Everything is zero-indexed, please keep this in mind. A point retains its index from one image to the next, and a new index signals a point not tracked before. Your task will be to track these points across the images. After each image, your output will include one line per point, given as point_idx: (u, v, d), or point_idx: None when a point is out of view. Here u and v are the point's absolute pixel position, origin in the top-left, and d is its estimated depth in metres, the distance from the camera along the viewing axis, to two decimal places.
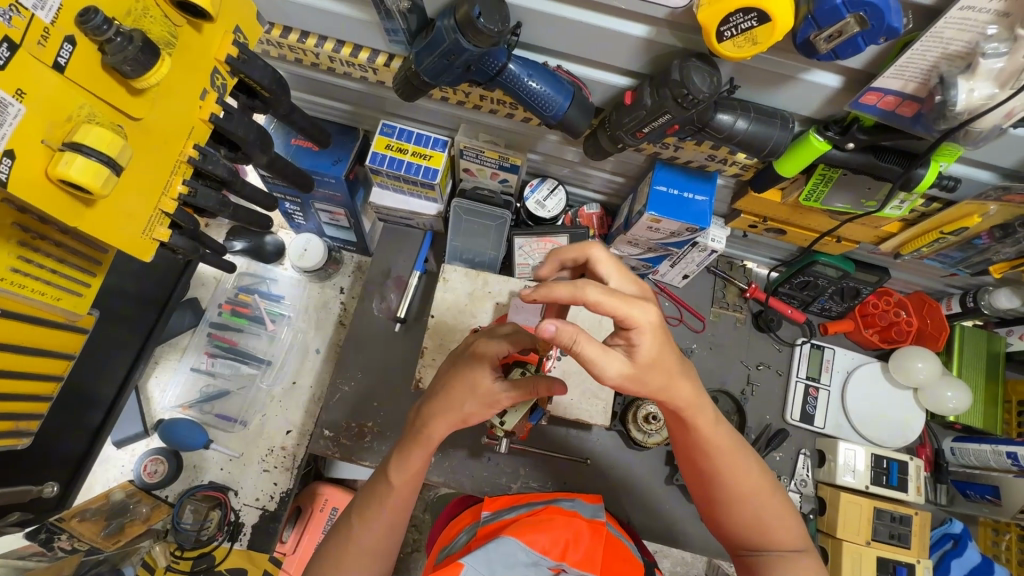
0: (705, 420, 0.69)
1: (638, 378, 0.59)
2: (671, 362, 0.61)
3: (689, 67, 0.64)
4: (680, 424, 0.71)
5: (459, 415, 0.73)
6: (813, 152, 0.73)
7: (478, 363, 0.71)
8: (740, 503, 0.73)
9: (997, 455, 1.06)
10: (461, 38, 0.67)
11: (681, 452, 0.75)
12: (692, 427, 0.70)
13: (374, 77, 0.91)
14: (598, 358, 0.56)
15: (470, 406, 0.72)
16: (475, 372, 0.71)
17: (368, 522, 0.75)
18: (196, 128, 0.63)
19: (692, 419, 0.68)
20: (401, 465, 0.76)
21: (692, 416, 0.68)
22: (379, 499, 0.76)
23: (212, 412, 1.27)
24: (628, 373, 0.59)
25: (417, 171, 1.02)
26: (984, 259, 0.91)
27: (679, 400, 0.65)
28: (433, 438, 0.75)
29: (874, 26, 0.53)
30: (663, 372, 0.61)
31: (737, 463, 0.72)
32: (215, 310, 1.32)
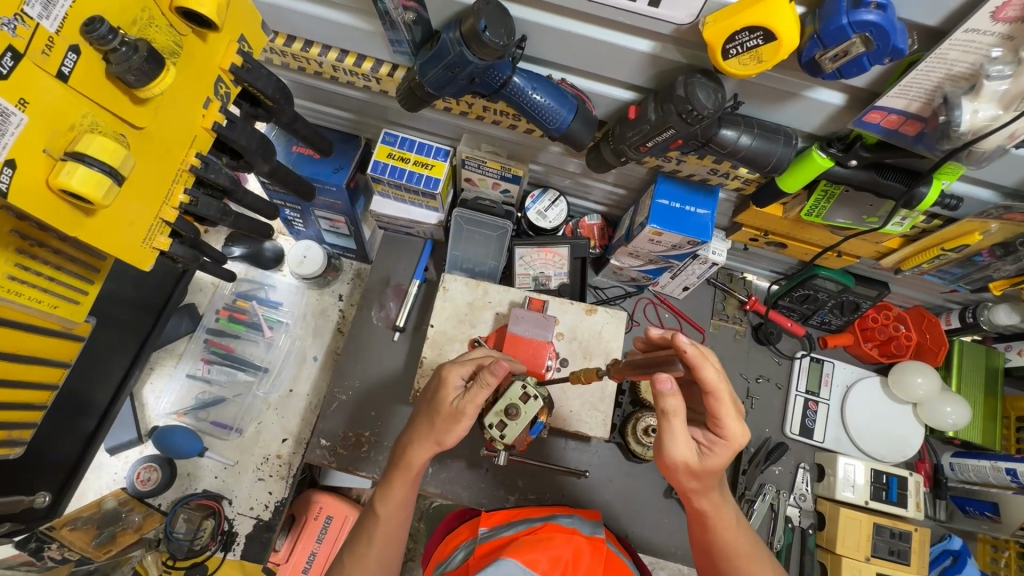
0: (724, 521, 0.71)
1: (687, 474, 0.67)
2: (715, 485, 0.69)
3: (693, 83, 0.65)
4: (700, 523, 0.73)
5: (436, 438, 0.76)
6: (816, 168, 0.73)
7: (443, 388, 0.75)
8: None
9: (996, 472, 1.06)
10: (466, 51, 0.67)
11: (698, 556, 0.76)
12: (711, 527, 0.72)
13: (377, 87, 0.91)
14: (674, 437, 0.65)
15: (440, 423, 0.75)
16: (441, 397, 0.75)
17: (359, 561, 0.76)
18: (198, 137, 0.63)
19: (713, 519, 0.71)
20: (388, 499, 0.78)
21: (713, 518, 0.71)
22: (368, 534, 0.78)
23: (208, 419, 1.25)
24: (688, 465, 0.66)
25: (418, 181, 1.01)
26: (985, 276, 0.91)
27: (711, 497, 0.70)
28: (413, 466, 0.77)
29: (879, 47, 0.53)
30: (703, 479, 0.68)
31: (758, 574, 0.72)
32: (212, 316, 1.31)
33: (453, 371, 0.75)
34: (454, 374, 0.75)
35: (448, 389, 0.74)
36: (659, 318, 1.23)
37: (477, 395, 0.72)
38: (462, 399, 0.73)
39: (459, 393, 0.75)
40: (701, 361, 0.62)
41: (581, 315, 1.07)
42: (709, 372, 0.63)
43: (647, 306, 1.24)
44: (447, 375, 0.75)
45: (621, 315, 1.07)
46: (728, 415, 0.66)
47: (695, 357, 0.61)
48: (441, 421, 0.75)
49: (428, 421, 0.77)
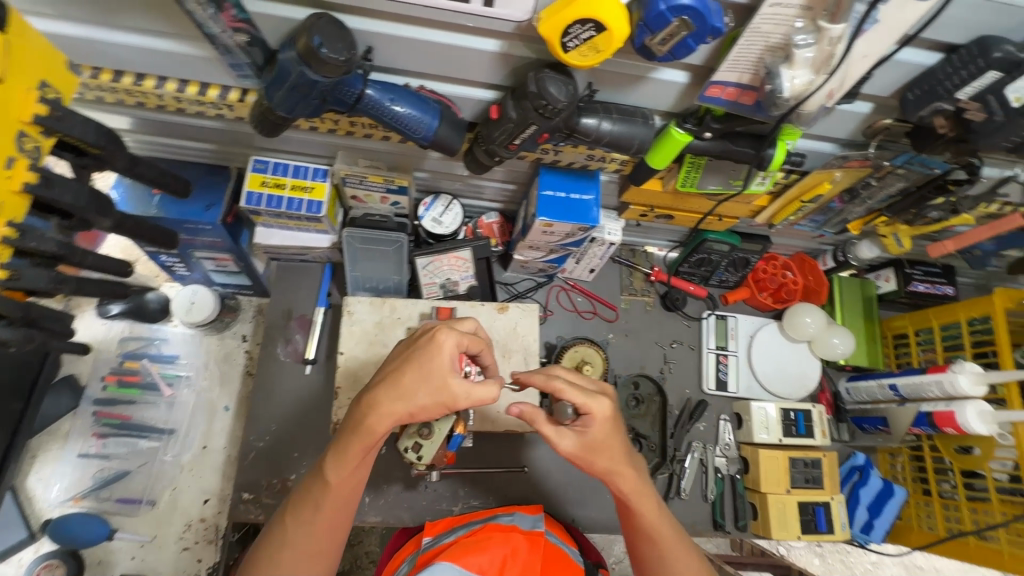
0: (647, 506, 0.72)
1: (585, 456, 0.69)
2: (624, 463, 0.69)
3: (544, 78, 0.65)
4: (628, 507, 0.73)
5: (407, 407, 0.64)
6: (676, 144, 0.76)
7: (437, 353, 0.65)
8: None
9: (881, 389, 1.18)
10: (306, 70, 0.64)
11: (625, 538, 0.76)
12: (637, 512, 0.72)
13: (231, 113, 0.85)
14: (555, 436, 0.69)
15: (420, 395, 0.64)
16: (434, 363, 0.64)
17: (302, 521, 0.66)
18: (7, 203, 0.56)
19: (636, 502, 0.71)
20: (343, 466, 0.66)
21: (636, 501, 0.71)
22: (314, 502, 0.67)
23: (111, 498, 1.14)
24: (579, 456, 0.69)
25: (299, 206, 0.97)
26: (842, 219, 1.01)
27: (627, 479, 0.70)
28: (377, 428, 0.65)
29: (699, 28, 0.55)
30: (604, 457, 0.69)
31: (676, 553, 0.72)
32: (98, 384, 1.19)
33: (451, 343, 0.66)
34: (449, 341, 0.66)
35: (443, 354, 0.64)
36: (572, 303, 1.25)
37: (477, 391, 0.64)
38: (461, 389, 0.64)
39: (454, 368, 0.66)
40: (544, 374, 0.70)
41: (494, 315, 1.08)
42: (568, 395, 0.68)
43: (559, 293, 1.26)
44: (451, 344, 0.65)
45: (534, 308, 1.09)
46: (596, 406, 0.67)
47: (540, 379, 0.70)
48: (424, 389, 0.64)
49: (408, 384, 0.64)
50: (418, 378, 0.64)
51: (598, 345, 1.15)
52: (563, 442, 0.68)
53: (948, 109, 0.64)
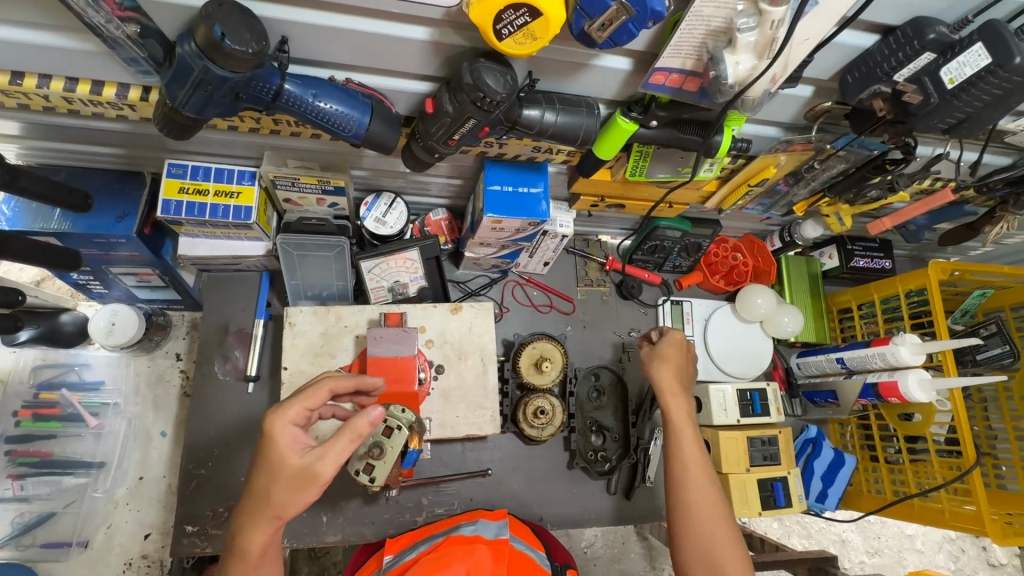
0: (685, 425, 0.87)
1: (656, 372, 0.95)
2: (672, 387, 0.92)
3: (479, 68, 0.60)
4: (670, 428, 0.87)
5: (274, 509, 0.63)
6: (623, 133, 0.73)
7: (276, 445, 0.64)
8: (685, 487, 0.81)
9: (829, 362, 1.22)
10: (210, 65, 0.57)
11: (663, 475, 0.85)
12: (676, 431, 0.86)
13: (135, 114, 0.76)
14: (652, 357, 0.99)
15: (276, 490, 0.63)
16: (275, 455, 0.64)
17: None
18: None
19: (675, 420, 0.88)
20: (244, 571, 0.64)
21: (672, 418, 0.88)
22: None
23: (37, 543, 1.04)
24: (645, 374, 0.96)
25: (224, 214, 0.89)
26: (787, 201, 1.02)
27: (670, 404, 0.89)
28: (269, 527, 0.64)
29: (639, 12, 0.52)
30: (665, 370, 0.94)
31: (699, 475, 0.81)
32: (9, 421, 1.06)
33: (287, 435, 0.65)
34: (282, 427, 0.65)
35: (280, 440, 0.64)
36: (528, 297, 1.22)
37: (333, 448, 0.62)
38: (310, 459, 0.63)
39: (298, 445, 0.65)
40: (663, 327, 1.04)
41: (447, 317, 1.04)
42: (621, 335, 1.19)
43: (515, 289, 1.22)
44: (285, 436, 0.64)
45: (489, 307, 1.06)
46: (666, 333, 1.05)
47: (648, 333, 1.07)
48: (281, 481, 0.63)
49: (262, 488, 0.64)
50: (269, 478, 0.63)
51: (556, 339, 1.13)
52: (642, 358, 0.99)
53: (886, 92, 0.64)
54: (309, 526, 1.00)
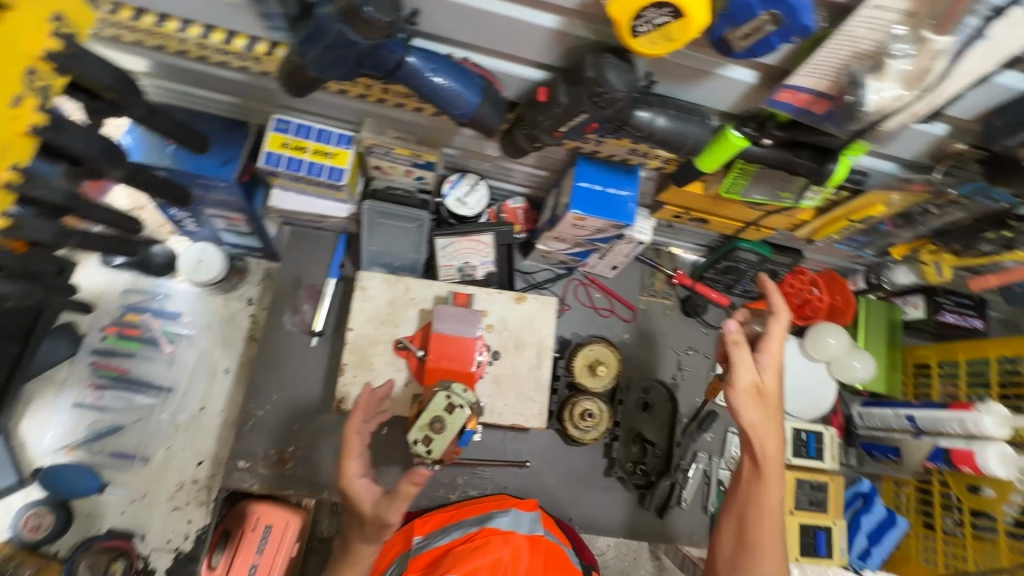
0: (773, 484, 0.81)
1: (751, 403, 0.82)
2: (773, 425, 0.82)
3: (603, 63, 0.59)
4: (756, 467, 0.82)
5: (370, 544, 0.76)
6: (731, 148, 0.71)
7: (357, 495, 0.77)
8: (752, 551, 0.78)
9: (897, 418, 1.15)
10: (346, 29, 0.58)
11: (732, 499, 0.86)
12: (763, 475, 0.82)
13: (257, 68, 0.79)
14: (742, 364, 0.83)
15: (369, 528, 0.75)
16: (357, 503, 0.77)
17: None
18: (13, 145, 0.51)
19: (767, 474, 0.81)
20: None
21: (766, 473, 0.81)
22: None
23: (105, 451, 1.12)
24: (748, 389, 0.83)
25: (320, 172, 0.92)
26: (886, 242, 0.96)
27: (763, 449, 0.82)
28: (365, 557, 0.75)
29: (788, 25, 0.50)
30: (765, 414, 0.82)
31: (772, 532, 0.79)
32: (97, 334, 1.16)
33: (364, 490, 0.77)
34: (355, 479, 0.79)
35: (355, 491, 0.78)
36: (590, 299, 1.21)
37: (398, 505, 0.73)
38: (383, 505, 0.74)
39: (369, 492, 0.77)
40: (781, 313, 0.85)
41: (510, 305, 1.05)
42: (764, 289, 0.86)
43: (577, 288, 1.21)
44: (363, 494, 0.77)
45: (552, 301, 1.07)
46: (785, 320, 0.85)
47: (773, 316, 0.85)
48: (371, 521, 0.75)
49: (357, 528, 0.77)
50: (358, 521, 0.76)
51: (613, 346, 1.12)
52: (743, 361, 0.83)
53: None
54: None
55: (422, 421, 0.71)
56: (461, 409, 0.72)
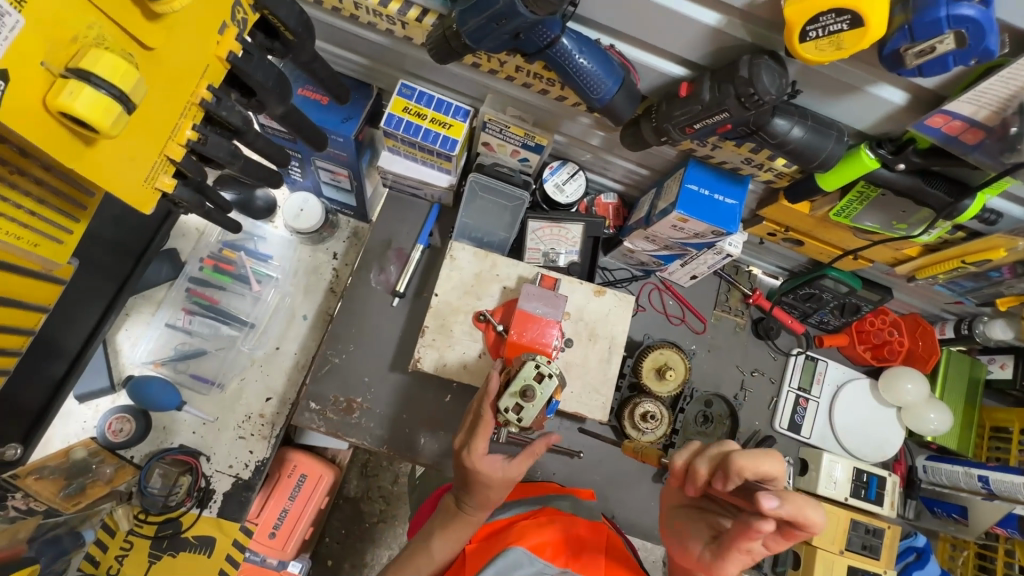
0: None
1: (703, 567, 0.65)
2: None
3: (759, 64, 0.61)
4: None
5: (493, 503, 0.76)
6: (860, 168, 0.71)
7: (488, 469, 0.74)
8: None
9: (967, 477, 1.10)
10: (517, 1, 0.61)
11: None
12: None
13: (402, 32, 0.84)
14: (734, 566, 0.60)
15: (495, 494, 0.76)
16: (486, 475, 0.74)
17: None
18: (211, 67, 0.55)
19: None
20: (449, 540, 0.77)
21: None
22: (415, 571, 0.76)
23: (187, 372, 1.19)
24: None
25: (435, 140, 0.95)
26: (994, 291, 0.93)
27: None
28: (473, 517, 0.77)
29: (970, 46, 0.50)
30: None
31: None
32: (196, 264, 1.23)
33: (490, 466, 0.75)
34: (482, 449, 0.75)
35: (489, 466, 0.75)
36: (663, 304, 1.21)
37: (520, 465, 0.76)
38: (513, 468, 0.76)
39: (495, 464, 0.75)
40: (800, 512, 0.53)
41: (589, 296, 1.04)
42: (765, 498, 0.54)
43: (652, 292, 1.22)
44: (489, 468, 0.74)
45: (629, 300, 1.06)
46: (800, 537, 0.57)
47: (789, 513, 0.53)
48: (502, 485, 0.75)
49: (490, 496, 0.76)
50: (483, 488, 0.75)
51: (683, 354, 1.11)
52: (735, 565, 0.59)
53: None
54: (408, 443, 1.06)
55: (513, 391, 0.74)
56: (548, 378, 0.75)
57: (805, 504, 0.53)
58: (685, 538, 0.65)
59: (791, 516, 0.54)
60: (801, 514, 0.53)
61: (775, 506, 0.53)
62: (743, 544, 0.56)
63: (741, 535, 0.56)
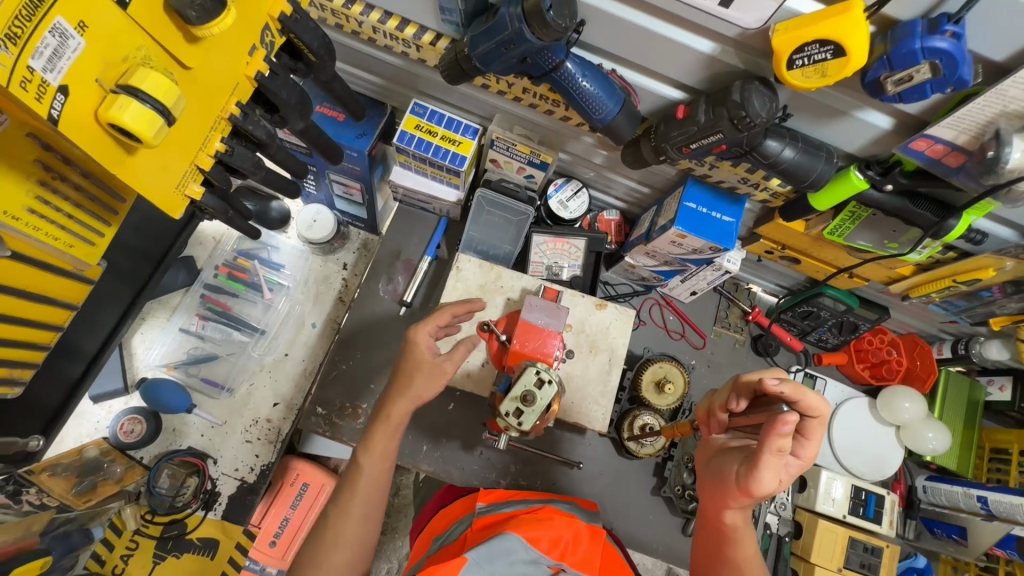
0: (746, 540, 0.75)
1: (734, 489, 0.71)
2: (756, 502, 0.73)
3: (750, 89, 0.65)
4: (720, 536, 0.76)
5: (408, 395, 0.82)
6: (850, 189, 0.74)
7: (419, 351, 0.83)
8: None
9: (967, 498, 1.10)
10: (524, 29, 0.65)
11: (700, 559, 0.79)
12: (734, 534, 0.75)
13: (416, 54, 0.89)
14: (769, 476, 0.67)
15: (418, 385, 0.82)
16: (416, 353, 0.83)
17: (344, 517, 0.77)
18: (240, 85, 0.60)
19: (741, 531, 0.75)
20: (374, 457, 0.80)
21: (739, 531, 0.75)
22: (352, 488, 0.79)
23: (198, 375, 1.22)
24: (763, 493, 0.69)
25: (444, 156, 1.00)
26: (987, 311, 0.95)
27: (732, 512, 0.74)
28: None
29: (945, 76, 0.53)
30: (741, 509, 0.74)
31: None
32: (211, 271, 1.27)
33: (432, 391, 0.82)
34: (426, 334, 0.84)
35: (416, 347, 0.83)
36: (663, 319, 1.24)
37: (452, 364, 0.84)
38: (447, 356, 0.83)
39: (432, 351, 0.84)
40: (798, 390, 0.65)
41: (591, 309, 1.07)
42: (768, 379, 0.66)
43: (653, 306, 1.25)
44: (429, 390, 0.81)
45: (630, 313, 1.08)
46: (814, 437, 0.67)
47: (789, 391, 0.65)
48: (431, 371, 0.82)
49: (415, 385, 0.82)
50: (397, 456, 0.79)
51: (683, 367, 1.13)
52: (770, 477, 0.66)
53: None
54: (411, 449, 1.08)
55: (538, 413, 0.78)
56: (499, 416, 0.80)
57: (800, 385, 0.65)
58: (722, 470, 0.74)
59: (792, 395, 0.65)
60: (801, 395, 0.65)
61: (776, 383, 0.65)
62: (774, 442, 0.64)
63: (772, 433, 0.64)
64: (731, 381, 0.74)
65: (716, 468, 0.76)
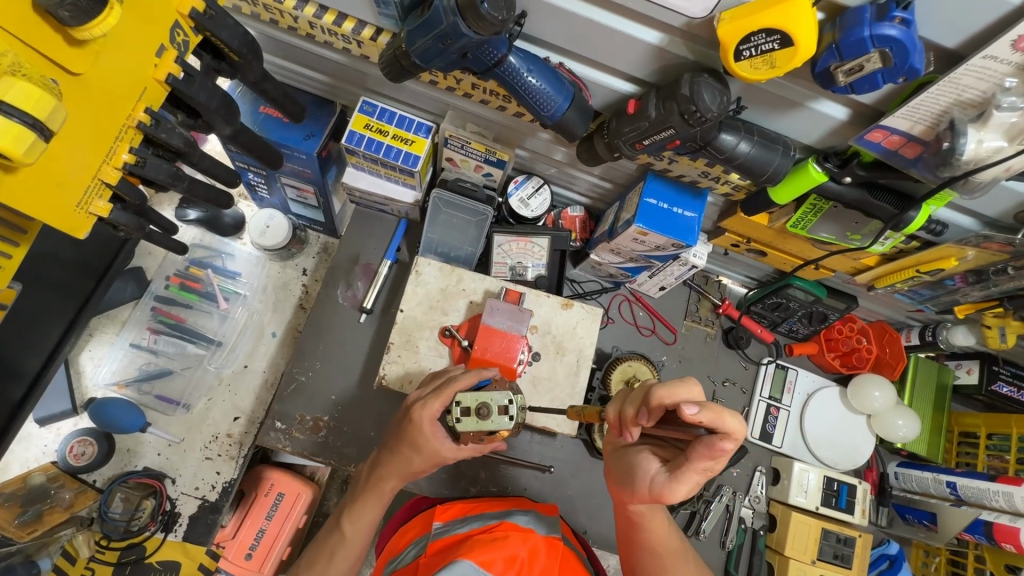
0: (656, 524, 0.77)
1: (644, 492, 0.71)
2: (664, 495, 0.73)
3: (700, 82, 0.61)
4: (630, 522, 0.78)
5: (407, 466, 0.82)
6: (809, 181, 0.72)
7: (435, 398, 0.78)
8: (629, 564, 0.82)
9: (937, 483, 1.11)
10: (460, 22, 0.61)
11: (623, 545, 0.82)
12: (640, 521, 0.77)
13: (358, 51, 0.84)
14: (686, 484, 0.66)
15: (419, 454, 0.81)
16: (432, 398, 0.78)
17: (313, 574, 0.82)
18: (149, 90, 0.55)
19: (647, 520, 0.76)
20: (355, 517, 0.83)
21: (645, 519, 0.76)
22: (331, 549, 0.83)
23: (152, 393, 1.17)
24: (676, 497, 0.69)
25: (396, 156, 0.95)
26: (952, 299, 0.94)
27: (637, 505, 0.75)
28: (385, 491, 0.83)
29: (896, 65, 0.51)
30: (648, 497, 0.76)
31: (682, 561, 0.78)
32: (161, 282, 1.21)
33: (466, 379, 0.79)
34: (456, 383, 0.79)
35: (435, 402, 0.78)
36: (633, 316, 1.21)
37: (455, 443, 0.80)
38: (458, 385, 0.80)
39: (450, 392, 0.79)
40: (718, 416, 0.59)
41: (556, 309, 1.04)
42: (688, 409, 0.59)
43: (622, 303, 1.22)
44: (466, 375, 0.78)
45: (597, 312, 1.05)
46: None
47: (710, 420, 0.59)
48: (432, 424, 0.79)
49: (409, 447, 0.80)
50: (413, 452, 0.80)
51: (651, 365, 1.11)
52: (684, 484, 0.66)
53: None
54: None
55: (477, 428, 0.74)
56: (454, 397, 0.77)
57: (718, 406, 0.59)
58: (633, 469, 0.72)
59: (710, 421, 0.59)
60: (721, 422, 0.59)
61: (696, 414, 0.59)
62: (701, 464, 0.63)
63: (700, 456, 0.62)
64: (641, 391, 0.65)
65: (625, 466, 0.74)
